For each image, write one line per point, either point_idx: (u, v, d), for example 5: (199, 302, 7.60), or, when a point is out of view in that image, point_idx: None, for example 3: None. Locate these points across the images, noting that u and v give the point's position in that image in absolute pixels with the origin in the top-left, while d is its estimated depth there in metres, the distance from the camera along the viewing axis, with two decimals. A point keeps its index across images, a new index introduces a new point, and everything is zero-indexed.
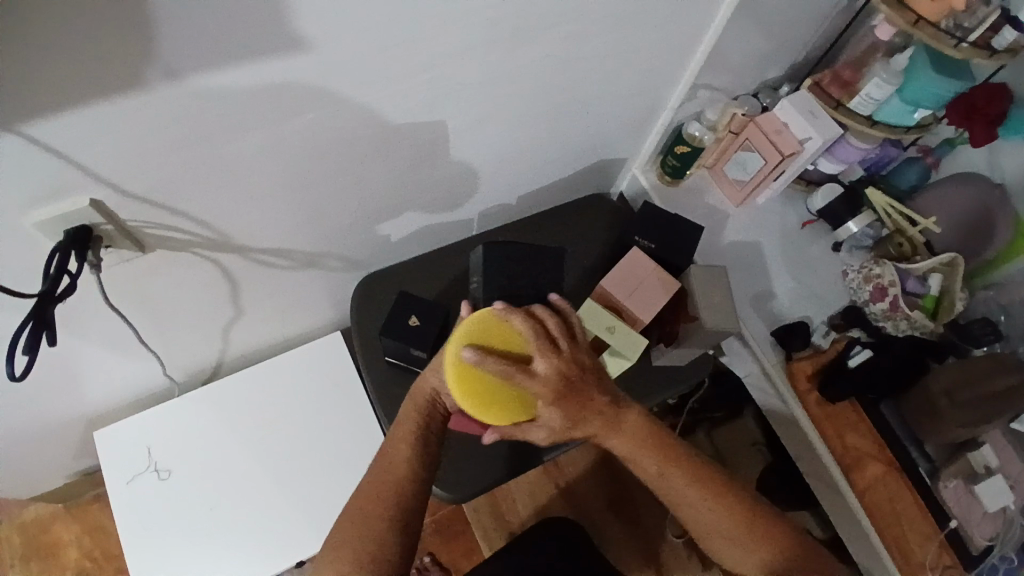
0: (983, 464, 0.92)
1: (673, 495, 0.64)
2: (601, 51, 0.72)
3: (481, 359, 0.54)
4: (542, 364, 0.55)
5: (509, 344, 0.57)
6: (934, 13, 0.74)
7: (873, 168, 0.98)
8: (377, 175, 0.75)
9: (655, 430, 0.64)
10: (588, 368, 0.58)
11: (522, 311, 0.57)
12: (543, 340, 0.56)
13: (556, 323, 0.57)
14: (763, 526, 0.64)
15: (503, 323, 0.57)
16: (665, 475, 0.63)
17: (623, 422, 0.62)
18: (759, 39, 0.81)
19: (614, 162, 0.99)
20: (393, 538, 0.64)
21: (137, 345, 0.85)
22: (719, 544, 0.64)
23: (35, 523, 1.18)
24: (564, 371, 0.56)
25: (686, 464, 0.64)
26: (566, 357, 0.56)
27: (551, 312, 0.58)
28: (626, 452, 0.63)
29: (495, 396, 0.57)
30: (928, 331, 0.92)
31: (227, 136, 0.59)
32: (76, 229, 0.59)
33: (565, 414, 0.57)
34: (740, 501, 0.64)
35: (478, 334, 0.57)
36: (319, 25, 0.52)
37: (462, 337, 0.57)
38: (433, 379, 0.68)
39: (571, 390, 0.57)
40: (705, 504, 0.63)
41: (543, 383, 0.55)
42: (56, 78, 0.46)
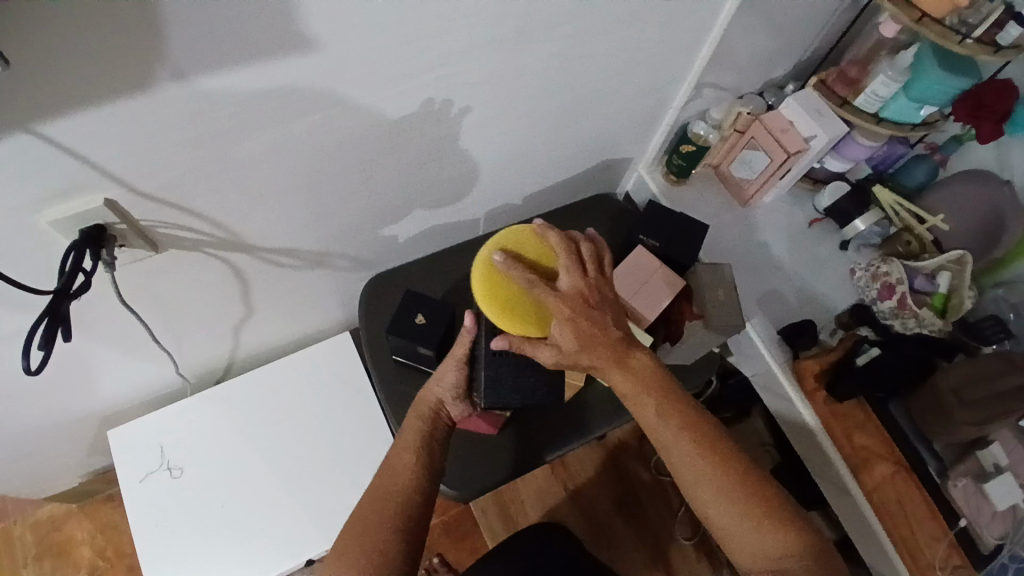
0: (993, 463, 0.92)
1: (667, 443, 0.63)
2: (605, 50, 0.73)
3: (509, 266, 0.66)
4: (564, 278, 0.65)
5: (542, 257, 0.69)
6: (939, 10, 0.74)
7: (880, 166, 0.98)
8: (385, 175, 0.76)
9: (658, 374, 0.65)
10: (607, 297, 0.65)
11: (558, 230, 0.68)
12: (570, 257, 0.66)
13: (586, 247, 0.67)
14: (760, 494, 0.61)
15: (540, 242, 0.70)
16: (662, 418, 0.63)
17: (627, 359, 0.64)
18: (764, 37, 0.82)
19: (621, 161, 0.99)
20: (396, 540, 0.64)
21: (150, 344, 0.86)
22: (706, 501, 0.62)
23: (48, 522, 1.20)
24: (582, 289, 0.65)
25: (686, 414, 0.63)
26: (587, 280, 0.65)
27: (585, 239, 0.68)
28: (626, 388, 0.64)
29: (516, 301, 0.69)
30: (937, 329, 0.91)
31: (238, 136, 0.60)
32: (92, 228, 0.60)
33: (577, 339, 0.63)
34: (736, 463, 0.62)
35: (516, 245, 0.70)
36: (325, 25, 0.53)
37: (501, 244, 0.70)
38: (437, 389, 0.75)
39: (585, 314, 0.63)
40: (697, 457, 0.62)
41: (560, 297, 0.64)
42: (74, 78, 0.48)
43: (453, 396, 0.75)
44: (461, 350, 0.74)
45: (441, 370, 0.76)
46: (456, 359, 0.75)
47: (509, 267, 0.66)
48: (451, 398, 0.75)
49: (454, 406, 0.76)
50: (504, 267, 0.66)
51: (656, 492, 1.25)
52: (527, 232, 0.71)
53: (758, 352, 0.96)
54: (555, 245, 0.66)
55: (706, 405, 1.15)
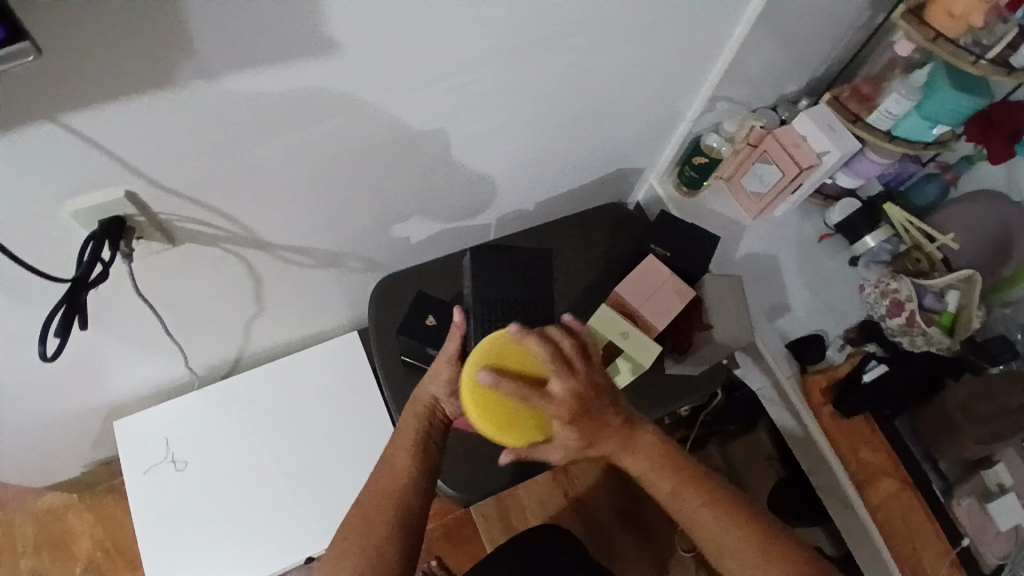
0: (997, 482, 0.91)
1: (688, 516, 0.65)
2: (622, 61, 0.73)
3: (496, 382, 0.58)
4: (556, 385, 0.59)
5: (527, 366, 0.61)
6: (952, 30, 0.75)
7: (892, 183, 0.98)
8: (400, 178, 0.76)
9: (667, 448, 0.67)
10: (602, 388, 0.61)
11: (540, 333, 0.60)
12: (559, 363, 0.59)
13: (571, 343, 0.60)
14: (781, 552, 0.63)
15: (522, 346, 0.61)
16: (680, 492, 0.66)
17: (636, 441, 0.66)
18: (779, 53, 0.83)
19: (633, 171, 1.00)
20: (394, 548, 0.66)
21: (160, 338, 0.87)
22: (739, 567, 0.63)
23: (49, 513, 1.20)
24: (577, 391, 0.59)
25: (702, 485, 0.66)
26: (580, 379, 0.60)
27: (564, 331, 0.61)
28: (640, 470, 0.67)
29: (511, 418, 0.61)
30: (946, 348, 0.89)
31: (258, 134, 0.61)
32: (111, 220, 0.61)
33: (580, 434, 0.62)
34: (759, 524, 0.64)
35: (495, 357, 0.61)
36: (351, 29, 0.54)
37: (480, 357, 0.61)
38: (433, 387, 0.72)
39: (585, 410, 0.61)
40: (722, 525, 0.64)
41: (556, 403, 0.59)
42: (105, 72, 0.49)
43: (448, 393, 0.72)
44: (453, 349, 0.69)
45: (435, 368, 0.71)
46: (448, 357, 0.70)
47: (498, 386, 0.58)
48: (445, 396, 0.72)
49: (449, 403, 0.73)
50: (494, 385, 0.58)
51: (658, 504, 1.25)
52: (505, 334, 0.61)
53: (764, 365, 0.96)
54: (541, 355, 0.59)
55: (710, 417, 1.15)
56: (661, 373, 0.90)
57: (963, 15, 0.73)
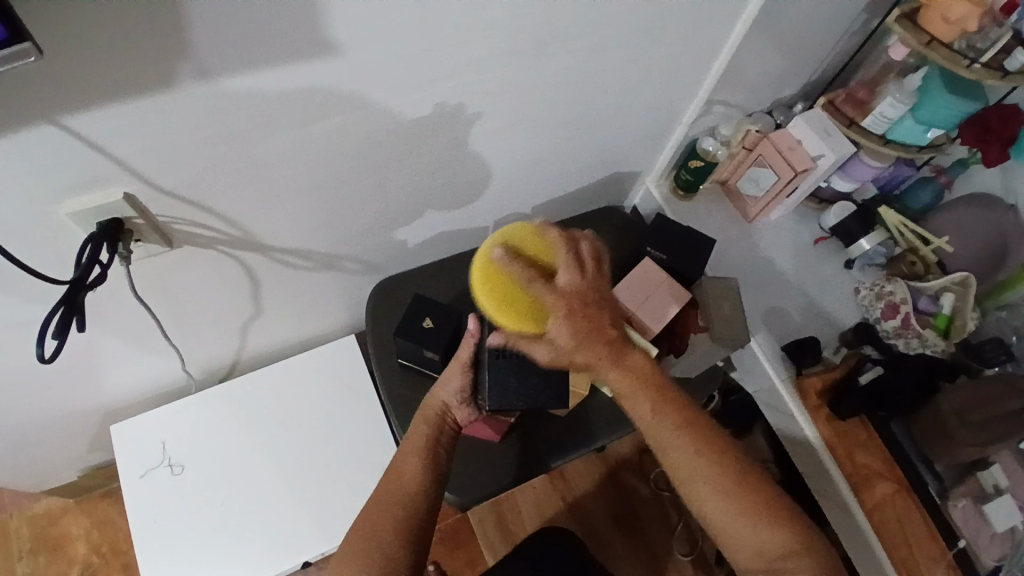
0: (993, 484, 0.92)
1: (663, 440, 0.64)
2: (619, 64, 0.74)
3: (509, 261, 0.59)
4: (564, 275, 0.60)
5: (539, 252, 0.62)
6: (947, 35, 0.76)
7: (887, 185, 1.00)
8: (398, 180, 0.77)
9: (655, 375, 0.65)
10: (605, 296, 0.62)
11: (559, 228, 0.63)
12: (573, 256, 0.61)
13: (587, 246, 0.62)
14: (754, 492, 0.62)
15: (539, 236, 0.63)
16: (660, 416, 0.64)
17: (626, 360, 0.64)
18: (774, 57, 0.83)
19: (630, 175, 1.00)
20: (403, 552, 0.65)
21: (159, 340, 0.87)
22: (701, 497, 0.63)
23: (45, 516, 1.20)
24: (584, 288, 0.60)
25: (684, 412, 0.65)
26: (587, 280, 0.61)
27: (585, 238, 0.63)
28: (624, 390, 0.65)
29: (512, 298, 0.61)
30: (941, 351, 0.91)
31: (258, 136, 0.61)
32: (109, 222, 0.61)
33: (575, 337, 0.60)
34: (733, 460, 0.63)
35: (512, 237, 0.63)
36: (350, 32, 0.55)
37: (499, 238, 0.63)
38: (444, 394, 0.75)
39: (586, 311, 0.60)
40: (695, 456, 0.63)
41: (561, 292, 0.59)
42: (105, 73, 0.49)
43: (459, 400, 0.75)
44: (466, 355, 0.75)
45: (447, 375, 0.76)
46: (462, 363, 0.75)
47: (507, 261, 0.59)
48: (457, 402, 0.75)
49: (460, 410, 0.76)
50: (505, 261, 0.59)
51: (655, 507, 1.25)
52: (525, 226, 0.64)
53: (761, 368, 0.96)
54: (558, 242, 0.61)
55: None
56: None
57: (958, 20, 0.73)
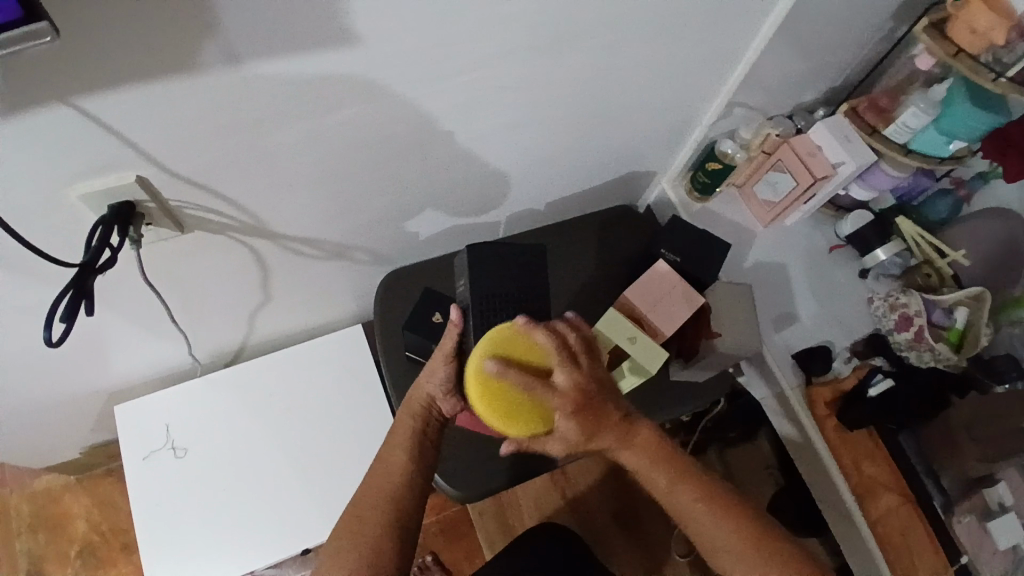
0: (998, 501, 0.90)
1: (681, 512, 0.65)
2: (640, 63, 0.73)
3: (504, 372, 0.57)
4: (562, 377, 0.58)
5: (530, 356, 0.59)
6: (974, 47, 0.74)
7: (904, 198, 0.97)
8: (412, 173, 0.76)
9: (664, 446, 0.66)
10: (605, 383, 0.61)
11: (546, 328, 0.60)
12: (565, 355, 0.59)
13: (576, 338, 0.61)
14: (777, 552, 0.63)
15: (527, 337, 0.59)
16: (674, 487, 0.65)
17: (636, 437, 0.65)
18: (797, 62, 0.82)
19: (644, 175, 0.99)
20: (391, 550, 0.65)
21: (165, 324, 0.86)
22: (727, 566, 0.63)
23: (46, 494, 1.20)
24: (583, 385, 0.59)
25: (695, 481, 0.65)
26: (585, 371, 0.60)
27: (572, 327, 0.62)
28: (637, 465, 0.65)
29: (514, 406, 0.58)
30: (953, 364, 0.90)
31: (274, 124, 0.60)
32: (120, 205, 0.61)
33: (582, 429, 0.60)
34: (751, 520, 0.64)
35: (499, 346, 0.59)
36: (370, 21, 0.54)
37: (484, 348, 0.59)
38: (428, 386, 0.70)
39: (589, 405, 0.60)
40: (715, 524, 0.63)
41: (561, 395, 0.58)
42: (120, 55, 0.48)
43: (443, 392, 0.70)
44: (450, 347, 0.67)
45: (431, 365, 0.69)
46: (446, 353, 0.68)
47: (504, 375, 0.57)
48: (441, 395, 0.70)
49: (445, 402, 0.70)
50: (500, 374, 0.57)
51: (655, 508, 1.25)
52: (509, 327, 0.60)
53: (771, 375, 0.96)
54: (548, 346, 0.59)
55: (710, 423, 1.14)
56: (667, 380, 0.88)
57: (984, 31, 0.72)
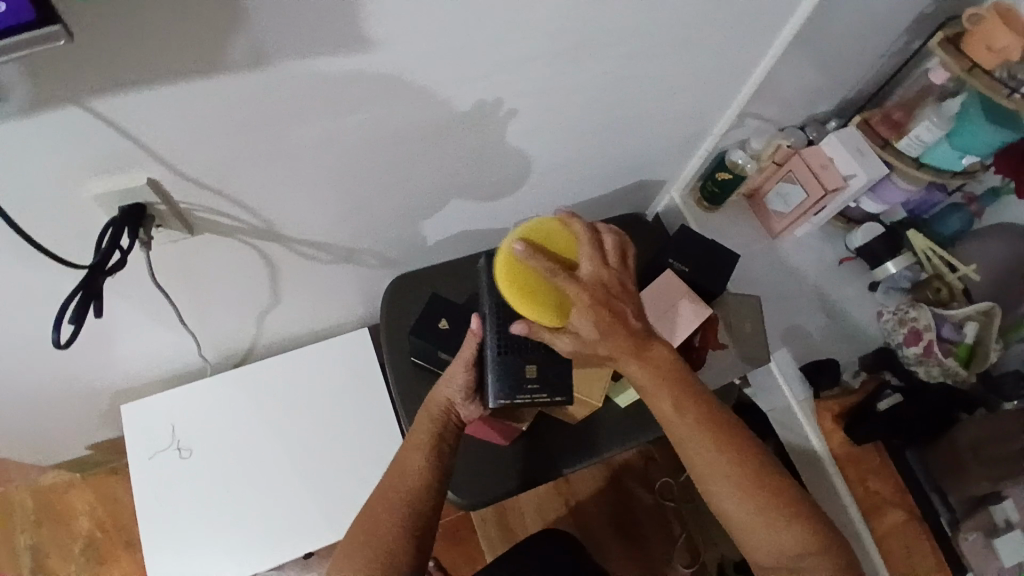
0: (1004, 518, 0.90)
1: (686, 440, 0.63)
2: (653, 73, 0.72)
3: (529, 255, 0.56)
4: (586, 268, 0.57)
5: (565, 250, 0.60)
6: (989, 62, 0.74)
7: (915, 211, 0.97)
8: (422, 177, 0.75)
9: (676, 364, 0.61)
10: (624, 290, 0.58)
11: (584, 220, 0.61)
12: (594, 246, 0.58)
13: (611, 240, 0.59)
14: (768, 486, 0.63)
15: (566, 230, 0.60)
16: (676, 414, 0.62)
17: (649, 352, 0.61)
18: (812, 72, 0.81)
19: (656, 183, 0.99)
20: (405, 555, 0.66)
21: (175, 323, 0.86)
22: (720, 492, 0.63)
23: (49, 489, 1.21)
24: (605, 282, 0.57)
25: (705, 409, 0.63)
26: (610, 271, 0.58)
27: (610, 230, 0.60)
28: (641, 381, 0.61)
29: (537, 289, 0.59)
30: (960, 380, 0.91)
31: (287, 130, 0.61)
32: (132, 206, 0.61)
33: (599, 329, 0.57)
34: (751, 458, 0.63)
35: (537, 234, 0.60)
36: (386, 28, 0.53)
37: (519, 233, 0.60)
38: (447, 390, 0.72)
39: (607, 302, 0.56)
40: (715, 456, 0.62)
41: (584, 287, 0.56)
42: (140, 59, 0.48)
43: (463, 396, 0.72)
44: (470, 353, 0.70)
45: (450, 371, 0.72)
46: (464, 361, 0.70)
47: (529, 257, 0.56)
48: (461, 399, 0.72)
49: (464, 407, 0.73)
50: (525, 257, 0.56)
51: (657, 517, 1.24)
52: (550, 218, 0.61)
53: (780, 388, 0.98)
54: (580, 233, 0.58)
55: None
56: None
57: (1001, 49, 0.71)
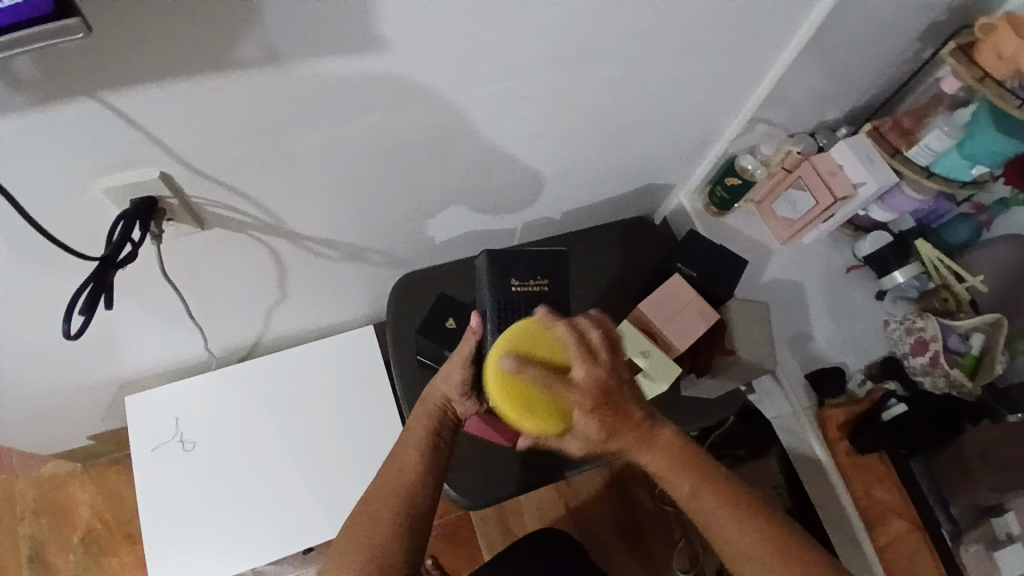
0: (1005, 531, 0.90)
1: (713, 525, 0.62)
2: (665, 78, 0.72)
3: (517, 368, 0.52)
4: (581, 373, 0.52)
5: (553, 354, 0.53)
6: (1001, 72, 0.73)
7: (924, 219, 0.96)
8: (432, 177, 0.75)
9: (688, 447, 0.63)
10: (624, 383, 0.55)
11: (565, 320, 0.55)
12: (583, 348, 0.53)
13: (600, 334, 0.54)
14: (800, 555, 0.61)
15: (549, 330, 0.54)
16: (695, 494, 0.63)
17: (656, 439, 0.61)
18: (824, 80, 0.81)
19: (664, 187, 0.98)
20: (402, 551, 0.66)
21: (181, 317, 0.86)
22: (754, 571, 0.61)
23: (51, 480, 1.21)
24: (601, 380, 0.53)
25: (722, 484, 0.63)
26: (606, 369, 0.53)
27: (594, 322, 0.55)
28: (658, 469, 0.62)
29: (531, 400, 0.53)
30: (966, 391, 0.90)
31: (299, 128, 0.61)
32: (144, 200, 0.61)
33: (603, 429, 0.55)
34: (777, 527, 0.62)
35: (517, 341, 0.54)
36: (400, 28, 0.53)
37: (501, 344, 0.54)
38: (445, 386, 0.71)
39: (608, 402, 0.54)
40: (741, 530, 0.61)
41: (582, 392, 0.52)
42: (155, 55, 0.48)
43: (460, 393, 0.70)
44: (468, 351, 0.66)
45: (447, 369, 0.70)
46: (462, 358, 0.68)
47: (518, 371, 0.52)
48: (458, 396, 0.70)
49: (461, 402, 0.72)
50: (515, 370, 0.52)
51: (657, 522, 1.24)
52: (531, 321, 0.55)
53: (784, 394, 0.98)
54: (563, 336, 0.53)
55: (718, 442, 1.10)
56: (678, 395, 0.89)
57: (1011, 57, 0.71)
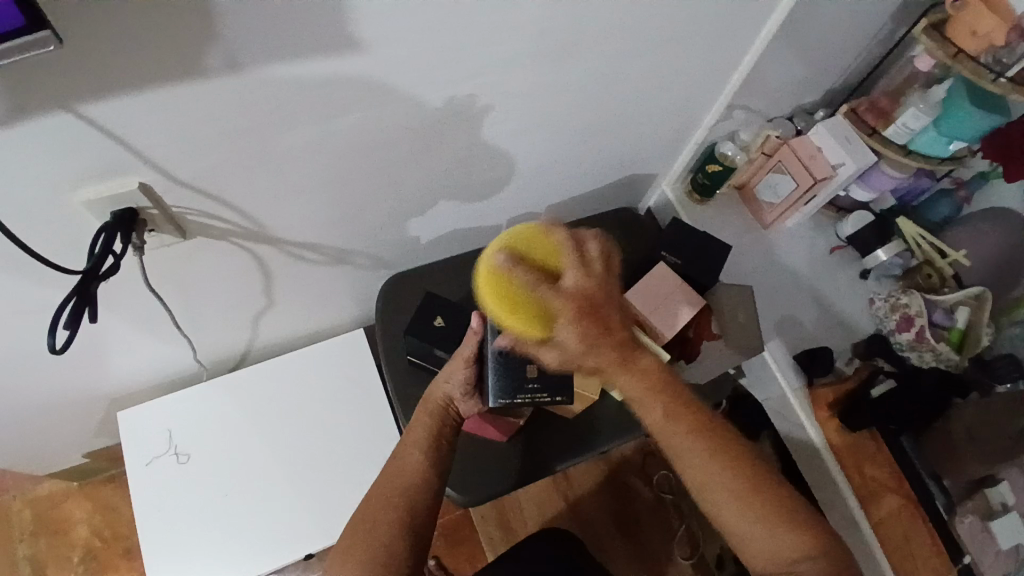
0: (1000, 500, 0.91)
1: (675, 443, 0.63)
2: (641, 68, 0.73)
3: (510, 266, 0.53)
4: (570, 278, 0.53)
5: (549, 257, 0.55)
6: (974, 48, 0.75)
7: (905, 198, 0.99)
8: (412, 177, 0.75)
9: (666, 375, 0.62)
10: (612, 301, 0.55)
11: (565, 228, 0.57)
12: (579, 256, 0.54)
13: (596, 247, 0.55)
14: (761, 492, 0.62)
15: (549, 237, 0.56)
16: (663, 417, 0.62)
17: (637, 362, 0.60)
18: (798, 63, 0.82)
19: (646, 177, 0.99)
20: (406, 552, 0.65)
21: (169, 328, 0.86)
22: (715, 501, 0.62)
23: (47, 499, 1.20)
24: (590, 291, 0.53)
25: (695, 414, 0.63)
26: (595, 282, 0.54)
27: (593, 236, 0.57)
28: (634, 393, 0.62)
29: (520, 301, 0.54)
30: (954, 364, 0.92)
31: (276, 131, 0.61)
32: (123, 211, 0.61)
33: (583, 339, 0.54)
34: (746, 462, 0.63)
35: (518, 242, 0.56)
36: (374, 28, 0.54)
37: (505, 240, 0.56)
38: (448, 386, 0.73)
39: (596, 314, 0.54)
40: (702, 456, 0.62)
41: (568, 297, 0.53)
42: (126, 63, 0.48)
43: (462, 393, 0.73)
44: (469, 352, 0.70)
45: (450, 368, 0.73)
46: (465, 357, 0.71)
47: (512, 267, 0.53)
48: (461, 395, 0.73)
49: (464, 403, 0.75)
50: (507, 267, 0.53)
51: (656, 511, 1.24)
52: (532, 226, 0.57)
53: (774, 377, 0.99)
54: (562, 242, 0.55)
55: None
56: None
57: (985, 33, 0.72)
